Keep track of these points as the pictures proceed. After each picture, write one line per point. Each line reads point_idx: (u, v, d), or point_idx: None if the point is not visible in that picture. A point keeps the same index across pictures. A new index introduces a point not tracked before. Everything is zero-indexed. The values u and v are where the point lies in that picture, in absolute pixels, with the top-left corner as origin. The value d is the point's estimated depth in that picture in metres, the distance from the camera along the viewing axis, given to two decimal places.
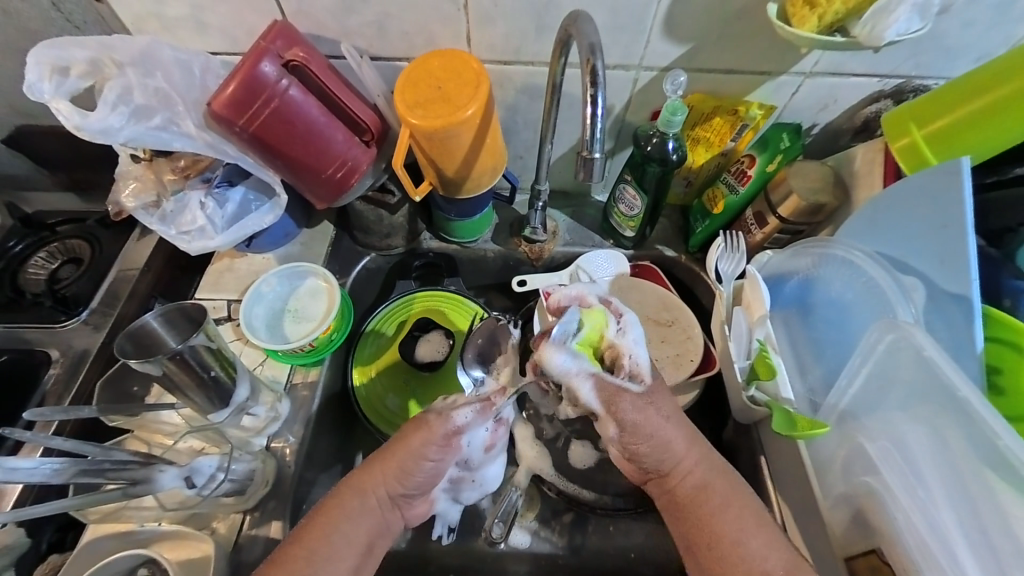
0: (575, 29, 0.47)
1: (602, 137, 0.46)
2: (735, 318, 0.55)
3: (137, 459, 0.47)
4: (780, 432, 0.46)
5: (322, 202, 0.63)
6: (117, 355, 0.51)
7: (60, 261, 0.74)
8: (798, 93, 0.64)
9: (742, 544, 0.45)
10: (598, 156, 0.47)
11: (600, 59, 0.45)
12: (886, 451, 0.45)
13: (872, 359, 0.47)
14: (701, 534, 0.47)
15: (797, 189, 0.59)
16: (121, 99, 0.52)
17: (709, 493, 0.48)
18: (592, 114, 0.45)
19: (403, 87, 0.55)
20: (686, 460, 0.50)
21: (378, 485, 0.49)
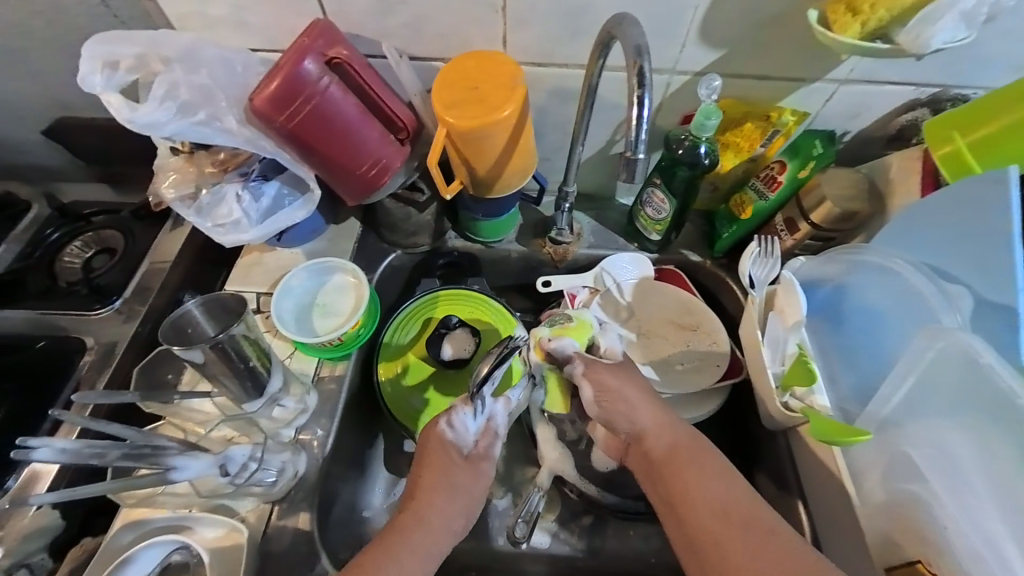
0: (618, 33, 0.46)
1: (645, 137, 0.44)
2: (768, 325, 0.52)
3: (176, 446, 0.47)
4: (814, 436, 0.44)
5: (354, 199, 0.64)
6: (162, 343, 0.52)
7: (94, 250, 0.75)
8: (830, 100, 0.64)
9: (704, 489, 0.47)
10: (642, 158, 0.45)
11: (647, 61, 0.44)
12: (931, 458, 0.44)
13: (917, 368, 0.46)
14: (672, 487, 0.49)
15: (830, 197, 0.59)
16: (169, 95, 0.53)
17: (677, 451, 0.50)
18: (638, 115, 0.44)
19: (440, 87, 0.55)
20: (666, 429, 0.51)
21: (433, 512, 0.50)
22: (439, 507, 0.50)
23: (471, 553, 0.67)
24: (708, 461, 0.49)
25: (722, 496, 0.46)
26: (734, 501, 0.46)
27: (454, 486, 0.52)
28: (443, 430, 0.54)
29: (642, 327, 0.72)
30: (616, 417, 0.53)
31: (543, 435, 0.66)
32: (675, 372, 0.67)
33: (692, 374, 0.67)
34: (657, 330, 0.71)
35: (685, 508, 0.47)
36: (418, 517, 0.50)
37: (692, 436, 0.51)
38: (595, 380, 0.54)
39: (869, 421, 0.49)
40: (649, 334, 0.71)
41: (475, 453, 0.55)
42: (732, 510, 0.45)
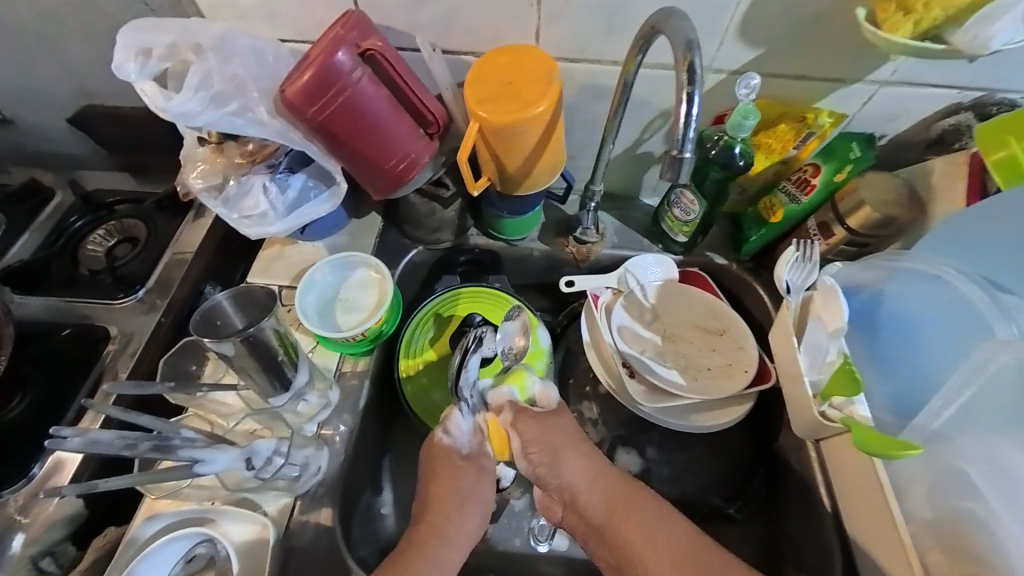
0: (665, 27, 0.44)
1: (693, 137, 0.44)
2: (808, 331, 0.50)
3: (202, 439, 0.46)
4: (859, 448, 0.43)
5: (379, 194, 0.63)
6: (194, 332, 0.52)
7: (117, 239, 0.75)
8: (868, 103, 0.62)
9: (650, 544, 0.51)
10: (688, 157, 0.44)
11: (698, 56, 0.42)
12: (990, 476, 0.44)
13: (975, 382, 0.46)
14: (619, 551, 0.52)
15: (869, 201, 0.58)
16: (202, 85, 0.52)
17: (617, 510, 0.53)
18: (687, 112, 0.43)
19: (473, 81, 0.54)
20: (597, 485, 0.54)
21: (447, 523, 0.53)
22: (461, 524, 0.53)
23: (488, 555, 0.65)
24: (652, 513, 0.52)
25: (669, 549, 0.50)
26: (688, 551, 0.50)
27: (471, 497, 0.54)
28: (439, 437, 0.55)
29: (666, 331, 0.71)
30: (549, 474, 0.55)
31: None
32: (702, 376, 0.66)
33: (718, 379, 0.66)
34: (682, 334, 0.70)
35: (639, 574, 0.50)
36: (435, 531, 0.52)
37: (627, 485, 0.55)
38: (524, 429, 0.55)
39: (918, 434, 0.49)
40: (674, 337, 0.70)
41: (473, 452, 0.56)
42: (687, 554, 0.50)
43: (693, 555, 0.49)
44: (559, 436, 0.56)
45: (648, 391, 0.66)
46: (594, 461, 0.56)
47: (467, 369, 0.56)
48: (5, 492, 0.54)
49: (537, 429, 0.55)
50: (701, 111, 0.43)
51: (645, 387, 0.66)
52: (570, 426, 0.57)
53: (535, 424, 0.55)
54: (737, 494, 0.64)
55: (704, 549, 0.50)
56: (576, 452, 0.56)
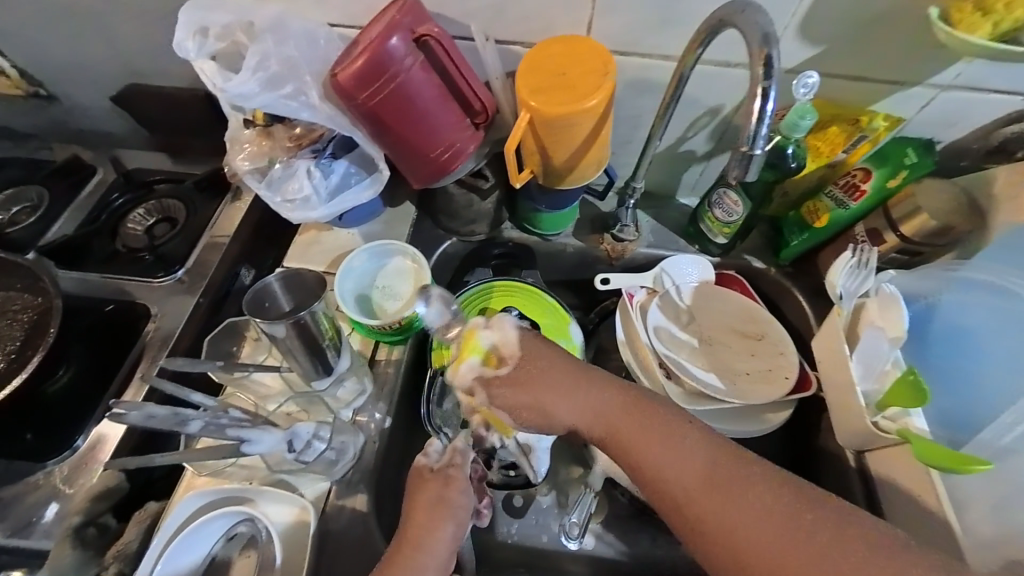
0: (738, 19, 0.43)
1: (764, 135, 0.42)
2: (869, 339, 0.49)
3: (248, 419, 0.46)
4: (923, 461, 0.42)
5: (422, 183, 0.63)
6: (245, 311, 0.53)
7: (155, 218, 0.76)
8: (927, 107, 0.60)
9: (656, 466, 0.47)
10: (759, 155, 0.43)
11: (774, 50, 0.41)
12: None
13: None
14: (632, 471, 0.49)
15: (925, 208, 0.57)
16: (260, 66, 0.52)
17: (619, 432, 0.50)
18: (761, 108, 0.42)
19: (525, 71, 0.53)
20: (596, 409, 0.52)
21: (428, 534, 0.47)
22: (439, 535, 0.47)
23: (515, 549, 0.65)
24: (655, 427, 0.49)
25: (681, 465, 0.47)
26: (700, 467, 0.46)
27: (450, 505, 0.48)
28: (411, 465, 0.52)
29: (702, 333, 0.70)
30: (543, 424, 0.53)
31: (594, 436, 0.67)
32: (741, 380, 0.65)
33: (757, 385, 0.64)
34: (719, 338, 0.69)
35: (656, 491, 0.47)
36: (414, 542, 0.46)
37: (625, 404, 0.51)
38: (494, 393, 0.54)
39: (981, 450, 0.49)
40: (710, 340, 0.69)
41: (442, 464, 0.51)
42: (705, 468, 0.46)
43: (707, 469, 0.46)
44: (531, 375, 0.53)
45: (685, 393, 0.65)
46: (591, 394, 0.52)
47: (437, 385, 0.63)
48: (50, 462, 0.55)
49: (510, 384, 0.53)
50: (774, 108, 0.42)
51: (682, 388, 0.65)
52: (556, 362, 0.54)
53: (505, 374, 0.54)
54: None
55: (721, 459, 0.46)
56: (565, 381, 0.53)
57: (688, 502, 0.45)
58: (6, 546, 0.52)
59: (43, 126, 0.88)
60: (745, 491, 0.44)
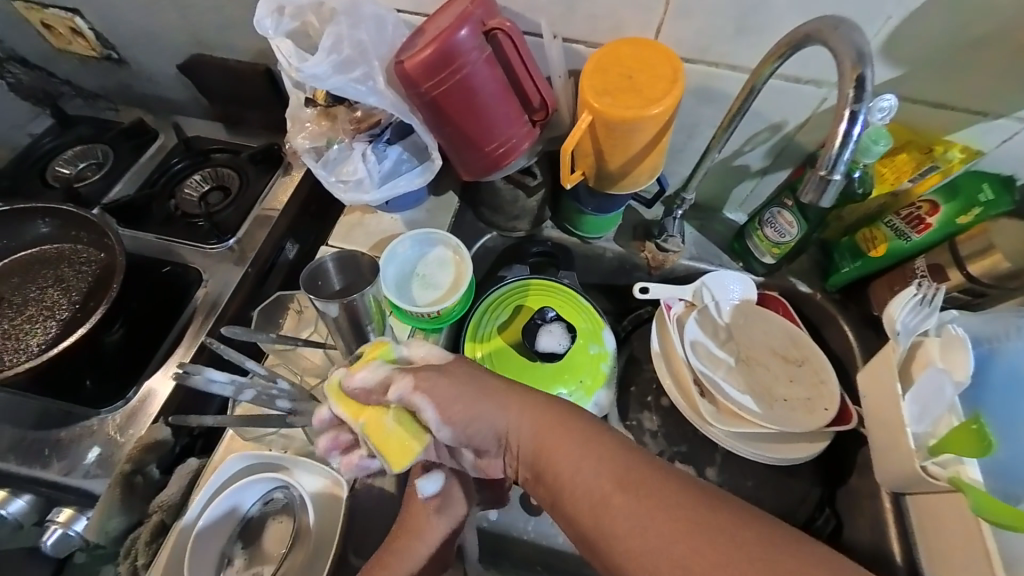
0: (830, 37, 0.41)
1: (847, 160, 0.41)
2: (926, 380, 0.46)
3: (295, 391, 0.49)
4: (982, 514, 0.40)
5: (472, 175, 0.63)
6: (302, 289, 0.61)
7: (210, 186, 0.79)
8: (1010, 141, 0.57)
9: (579, 474, 0.42)
10: (837, 178, 0.43)
11: (870, 69, 0.40)
12: None
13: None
14: (560, 488, 0.43)
15: (1000, 246, 0.54)
16: (334, 48, 0.53)
17: (546, 442, 0.44)
18: (845, 131, 0.41)
19: (591, 72, 0.53)
20: (524, 421, 0.46)
21: (427, 530, 0.49)
22: (430, 531, 0.49)
23: (532, 547, 0.66)
24: (577, 435, 0.44)
25: (601, 472, 0.41)
26: (621, 470, 0.41)
27: (444, 507, 0.50)
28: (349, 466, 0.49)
29: (741, 353, 0.68)
30: (471, 441, 0.46)
31: None
32: (779, 406, 0.64)
33: (794, 412, 0.63)
34: (758, 358, 0.68)
35: (583, 511, 0.41)
36: (411, 534, 0.48)
37: (553, 410, 0.46)
38: (426, 393, 0.44)
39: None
40: (748, 361, 0.68)
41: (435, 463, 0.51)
42: (626, 469, 0.41)
43: (621, 471, 0.41)
44: (461, 381, 0.46)
45: (720, 412, 0.64)
46: (516, 391, 0.47)
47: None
48: (104, 410, 0.58)
49: (445, 389, 0.45)
50: (862, 131, 0.41)
51: (716, 407, 0.64)
52: (469, 371, 0.47)
53: (436, 375, 0.45)
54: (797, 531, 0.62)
55: (637, 461, 0.41)
56: (470, 385, 0.46)
57: (610, 518, 0.39)
58: (61, 483, 0.56)
59: (112, 88, 0.92)
60: (659, 491, 0.39)
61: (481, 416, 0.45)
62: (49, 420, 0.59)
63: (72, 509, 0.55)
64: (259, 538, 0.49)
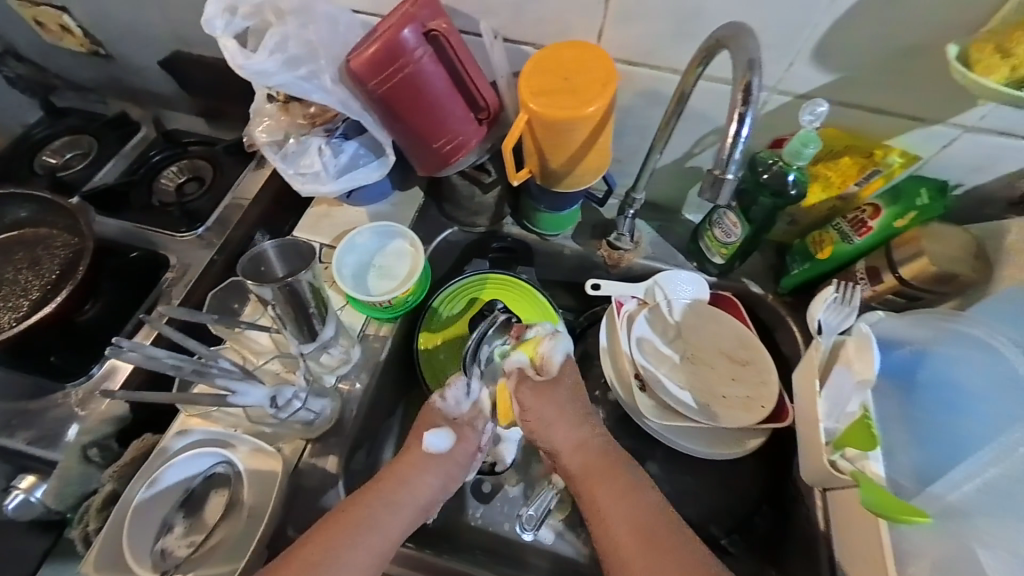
0: (732, 42, 0.44)
1: (738, 159, 0.43)
2: (834, 377, 0.49)
3: (238, 371, 0.51)
4: (870, 508, 0.41)
5: (426, 170, 0.65)
6: (239, 272, 0.59)
7: (187, 177, 0.82)
8: (949, 147, 0.58)
9: (612, 511, 0.51)
10: (731, 177, 0.44)
11: (757, 77, 0.42)
12: (1004, 562, 0.41)
13: (1007, 460, 0.44)
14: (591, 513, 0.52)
15: (929, 252, 0.55)
16: (278, 47, 0.56)
17: (591, 473, 0.54)
18: (735, 133, 0.43)
19: (531, 73, 0.55)
20: (579, 450, 0.56)
21: (410, 496, 0.53)
22: (422, 484, 0.55)
23: (478, 532, 0.67)
24: (626, 478, 0.53)
25: (636, 513, 0.50)
26: (651, 518, 0.49)
27: (443, 465, 0.56)
28: (435, 400, 0.58)
29: (689, 351, 0.70)
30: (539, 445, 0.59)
31: None
32: (717, 403, 0.66)
33: (732, 409, 0.65)
34: (705, 357, 0.69)
35: (603, 535, 0.50)
36: (386, 489, 0.53)
37: (608, 454, 0.56)
38: (524, 400, 0.58)
39: (932, 502, 0.46)
40: (694, 359, 0.69)
41: (461, 419, 0.58)
42: (652, 526, 0.49)
43: (654, 520, 0.49)
44: (553, 403, 0.59)
45: (658, 407, 0.65)
46: (584, 428, 0.58)
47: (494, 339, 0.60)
48: (69, 385, 0.62)
49: (535, 398, 0.58)
50: (751, 133, 0.43)
51: (655, 402, 0.66)
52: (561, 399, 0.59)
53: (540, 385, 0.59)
54: (733, 528, 0.63)
55: (671, 518, 0.49)
56: (557, 414, 0.59)
57: (624, 550, 0.48)
58: (26, 452, 0.59)
59: (103, 82, 0.96)
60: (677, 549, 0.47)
61: (549, 431, 0.58)
62: (18, 393, 0.62)
63: (36, 476, 0.58)
64: (201, 508, 0.53)
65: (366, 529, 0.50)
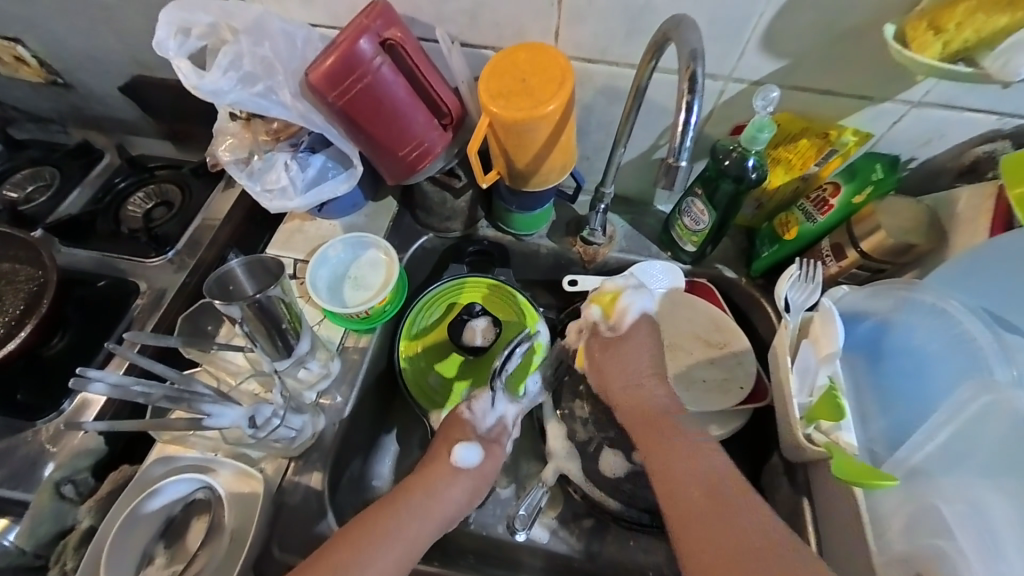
0: (676, 34, 0.46)
1: (689, 148, 0.45)
2: (801, 352, 0.51)
3: (213, 394, 0.50)
4: (838, 476, 0.43)
5: (394, 179, 0.66)
6: (205, 293, 0.58)
7: (154, 202, 0.81)
8: (899, 124, 0.60)
9: (678, 460, 0.52)
10: (683, 166, 0.46)
11: (700, 67, 0.44)
12: (963, 516, 0.42)
13: (957, 419, 0.44)
14: (655, 463, 0.53)
15: (886, 226, 0.57)
16: (232, 65, 0.56)
17: (657, 423, 0.56)
18: (685, 122, 0.45)
19: (488, 76, 0.55)
20: (638, 399, 0.58)
21: (444, 510, 0.54)
22: (452, 496, 0.55)
23: (471, 536, 0.67)
24: (684, 433, 0.54)
25: (693, 476, 0.50)
26: (710, 480, 0.49)
27: (471, 478, 0.58)
28: (462, 411, 0.62)
29: (667, 341, 0.70)
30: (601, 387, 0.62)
31: (552, 432, 0.69)
32: (696, 388, 0.66)
33: (711, 392, 0.66)
34: (680, 343, 0.69)
35: (666, 488, 0.51)
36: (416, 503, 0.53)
37: (667, 414, 0.56)
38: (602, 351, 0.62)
39: (897, 467, 0.47)
40: (672, 346, 0.69)
41: (490, 435, 0.62)
42: (710, 492, 0.48)
43: (715, 480, 0.49)
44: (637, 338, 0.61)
45: None
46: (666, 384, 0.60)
47: (512, 351, 0.67)
48: (40, 421, 0.60)
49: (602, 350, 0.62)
50: (699, 120, 0.45)
51: None
52: (637, 346, 0.61)
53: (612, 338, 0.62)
54: None
55: (730, 483, 0.49)
56: (635, 370, 0.60)
57: (682, 494, 0.49)
58: None
59: (63, 111, 0.94)
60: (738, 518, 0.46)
61: (615, 371, 0.60)
62: None
63: (8, 519, 0.57)
64: (181, 536, 0.53)
65: (398, 525, 0.50)
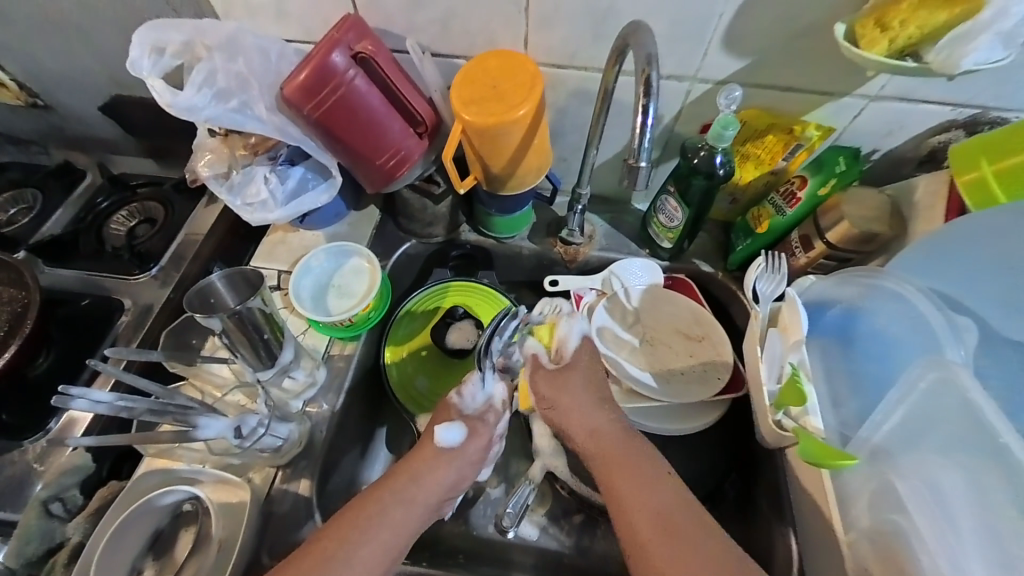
0: (634, 39, 0.47)
1: (649, 147, 0.47)
2: (769, 339, 0.54)
3: (198, 405, 0.51)
4: (802, 457, 0.45)
5: (374, 187, 0.67)
6: (185, 308, 0.59)
7: (137, 219, 0.81)
8: (860, 116, 0.62)
9: (640, 494, 0.50)
10: (644, 165, 0.48)
11: (656, 70, 0.46)
12: (917, 491, 0.44)
13: (911, 397, 0.46)
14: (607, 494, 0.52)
15: (850, 216, 0.58)
16: (206, 82, 0.57)
17: (617, 454, 0.54)
18: (643, 123, 0.47)
19: (461, 84, 0.57)
20: (606, 433, 0.56)
21: (428, 496, 0.54)
22: (439, 475, 0.56)
23: (462, 536, 0.68)
24: (645, 461, 0.53)
25: (656, 503, 0.49)
26: (667, 507, 0.49)
27: (455, 460, 0.57)
28: (451, 396, 0.61)
29: (647, 334, 0.72)
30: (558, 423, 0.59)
31: (539, 430, 0.69)
32: (676, 380, 0.68)
33: (691, 383, 0.67)
34: (662, 338, 0.71)
35: (622, 516, 0.50)
36: (399, 495, 0.53)
37: (630, 439, 0.55)
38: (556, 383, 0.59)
39: (861, 448, 0.48)
40: (653, 340, 0.71)
41: (476, 413, 0.61)
42: (665, 516, 0.48)
43: (673, 510, 0.49)
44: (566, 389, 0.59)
45: (622, 391, 0.68)
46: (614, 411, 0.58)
47: (499, 328, 0.61)
48: (26, 441, 0.61)
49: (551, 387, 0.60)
50: (656, 121, 0.47)
51: (619, 387, 0.68)
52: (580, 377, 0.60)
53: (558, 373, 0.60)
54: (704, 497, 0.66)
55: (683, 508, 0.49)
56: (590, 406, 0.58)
57: (637, 528, 0.48)
58: None
59: (44, 132, 0.94)
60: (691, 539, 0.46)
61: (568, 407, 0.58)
62: None
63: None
64: (170, 549, 0.54)
65: (383, 520, 0.50)
